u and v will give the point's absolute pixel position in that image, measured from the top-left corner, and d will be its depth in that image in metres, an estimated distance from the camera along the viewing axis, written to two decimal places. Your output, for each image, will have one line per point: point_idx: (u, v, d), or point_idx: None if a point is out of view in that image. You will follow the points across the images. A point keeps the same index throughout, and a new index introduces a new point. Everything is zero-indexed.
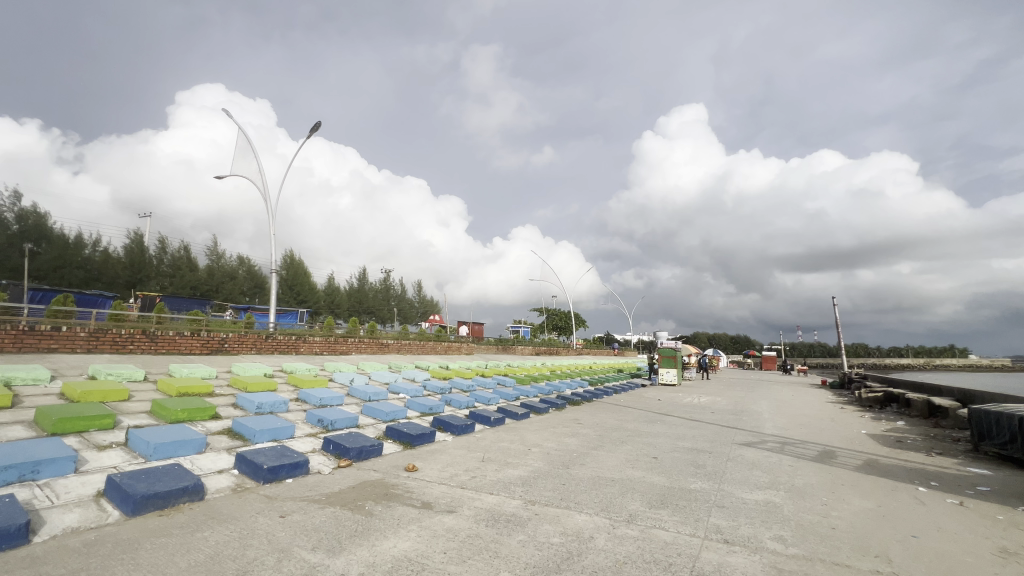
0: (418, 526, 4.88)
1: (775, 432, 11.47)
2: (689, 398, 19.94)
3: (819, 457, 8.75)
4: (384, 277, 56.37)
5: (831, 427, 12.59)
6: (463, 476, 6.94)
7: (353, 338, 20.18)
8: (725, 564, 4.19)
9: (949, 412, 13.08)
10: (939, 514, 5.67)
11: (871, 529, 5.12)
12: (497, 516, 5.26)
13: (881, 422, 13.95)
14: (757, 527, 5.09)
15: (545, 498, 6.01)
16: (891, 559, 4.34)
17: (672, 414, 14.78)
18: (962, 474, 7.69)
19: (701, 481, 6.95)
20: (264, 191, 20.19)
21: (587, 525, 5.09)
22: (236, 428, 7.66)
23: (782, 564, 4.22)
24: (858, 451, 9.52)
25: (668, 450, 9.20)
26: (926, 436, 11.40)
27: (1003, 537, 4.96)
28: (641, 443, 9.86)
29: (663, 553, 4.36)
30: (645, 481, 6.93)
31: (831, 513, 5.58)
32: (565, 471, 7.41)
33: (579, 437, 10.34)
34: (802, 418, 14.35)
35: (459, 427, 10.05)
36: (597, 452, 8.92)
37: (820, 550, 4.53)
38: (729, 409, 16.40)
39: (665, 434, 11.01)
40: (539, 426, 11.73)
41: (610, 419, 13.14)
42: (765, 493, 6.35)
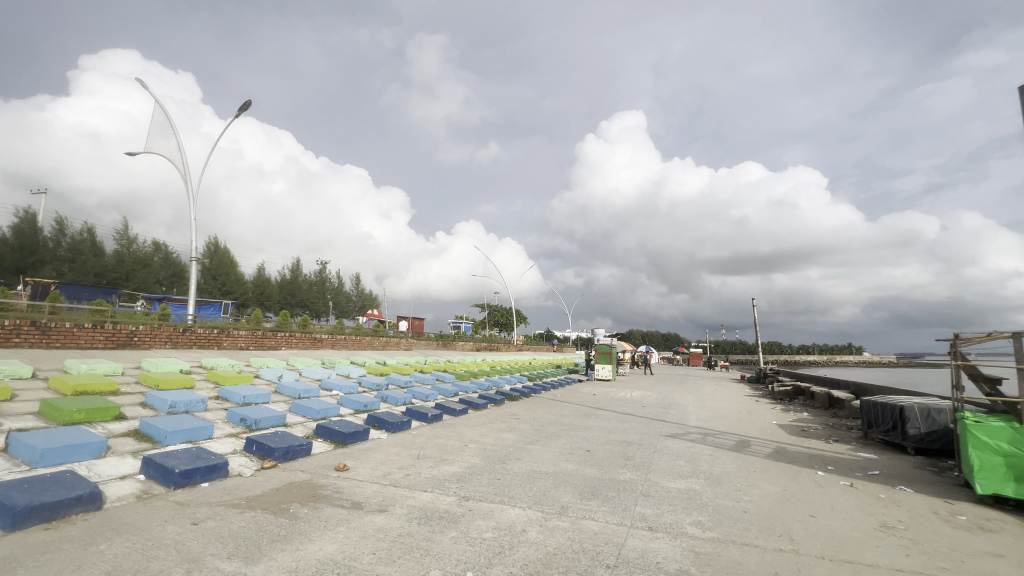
0: (347, 527, 4.70)
1: (698, 424, 12.22)
2: (622, 393, 20.78)
3: (736, 447, 9.43)
4: (320, 268, 53.73)
5: (747, 419, 13.63)
6: (396, 474, 6.78)
7: (283, 333, 19.11)
8: (648, 550, 4.40)
9: (845, 403, 14.61)
10: (833, 495, 6.32)
11: (777, 510, 5.61)
12: (431, 514, 5.19)
13: (790, 414, 15.30)
14: (679, 514, 5.40)
15: (479, 493, 6.01)
16: (792, 537, 4.78)
17: (606, 408, 15.33)
18: (853, 458, 8.61)
19: (630, 472, 7.26)
20: (184, 171, 18.60)
21: (520, 519, 5.15)
22: (144, 429, 6.99)
23: (699, 547, 4.51)
24: (768, 440, 10.37)
25: (600, 443, 9.52)
26: (826, 426, 12.64)
27: (884, 513, 5.62)
28: (576, 437, 10.12)
29: (591, 543, 4.52)
30: (577, 473, 7.15)
31: (744, 498, 6.06)
32: (500, 466, 7.46)
33: (516, 432, 10.44)
34: (722, 411, 15.43)
35: (395, 424, 9.81)
36: (533, 447, 9.05)
37: (732, 532, 4.90)
38: (658, 403, 17.28)
39: (599, 428, 11.38)
40: (477, 421, 11.74)
41: (546, 414, 13.38)
42: (687, 482, 6.77)
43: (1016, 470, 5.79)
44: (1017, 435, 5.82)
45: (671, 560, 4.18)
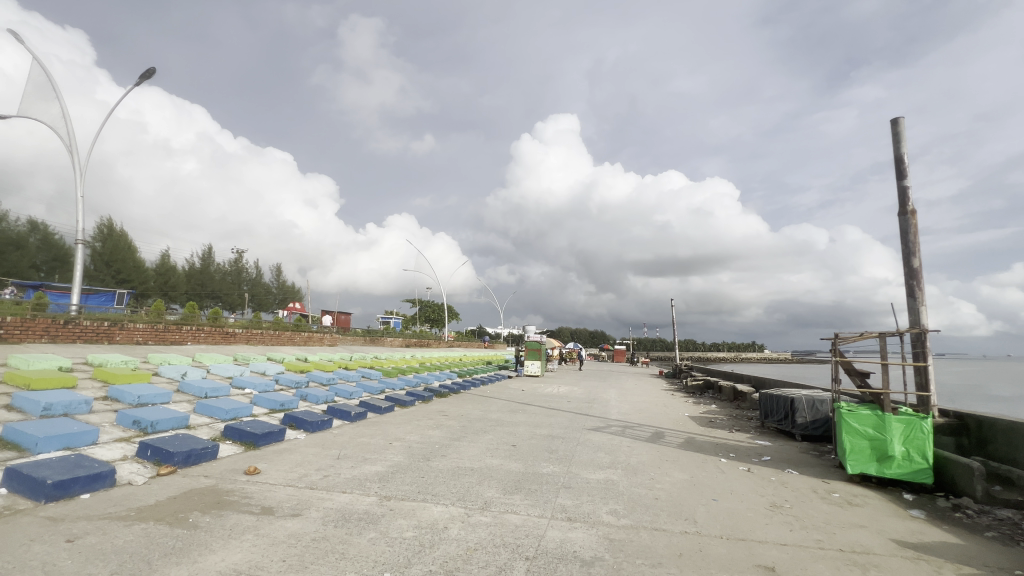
0: (255, 535, 4.40)
1: (618, 418, 12.84)
2: (550, 388, 21.32)
3: (651, 438, 10.02)
4: (235, 257, 49.64)
5: (663, 412, 14.57)
6: (313, 476, 6.45)
7: (189, 326, 17.49)
8: (567, 540, 4.55)
9: (747, 396, 16.07)
10: (733, 479, 6.94)
11: (685, 496, 6.04)
12: (348, 516, 5.00)
13: (701, 406, 16.54)
14: (596, 504, 5.65)
15: (400, 492, 5.88)
16: (696, 520, 5.18)
17: (533, 404, 15.64)
18: (750, 446, 9.49)
19: (552, 465, 7.48)
20: (69, 141, 16.40)
21: (441, 516, 5.11)
22: (9, 436, 6.06)
23: (613, 534, 4.74)
24: (681, 431, 11.13)
25: (526, 438, 9.69)
26: (730, 417, 13.79)
27: (773, 494, 6.25)
28: (503, 433, 10.22)
29: (513, 536, 4.59)
30: (502, 468, 7.24)
31: (656, 485, 6.46)
32: (425, 464, 7.35)
33: (443, 429, 10.34)
34: (641, 405, 16.35)
35: (314, 423, 9.32)
36: (459, 443, 9.01)
37: (644, 518, 5.21)
38: (583, 397, 17.94)
39: (525, 423, 11.58)
40: (403, 419, 11.48)
41: (474, 410, 13.38)
42: (605, 472, 7.09)
43: (878, 452, 6.69)
44: (880, 422, 6.71)
45: (587, 548, 4.35)
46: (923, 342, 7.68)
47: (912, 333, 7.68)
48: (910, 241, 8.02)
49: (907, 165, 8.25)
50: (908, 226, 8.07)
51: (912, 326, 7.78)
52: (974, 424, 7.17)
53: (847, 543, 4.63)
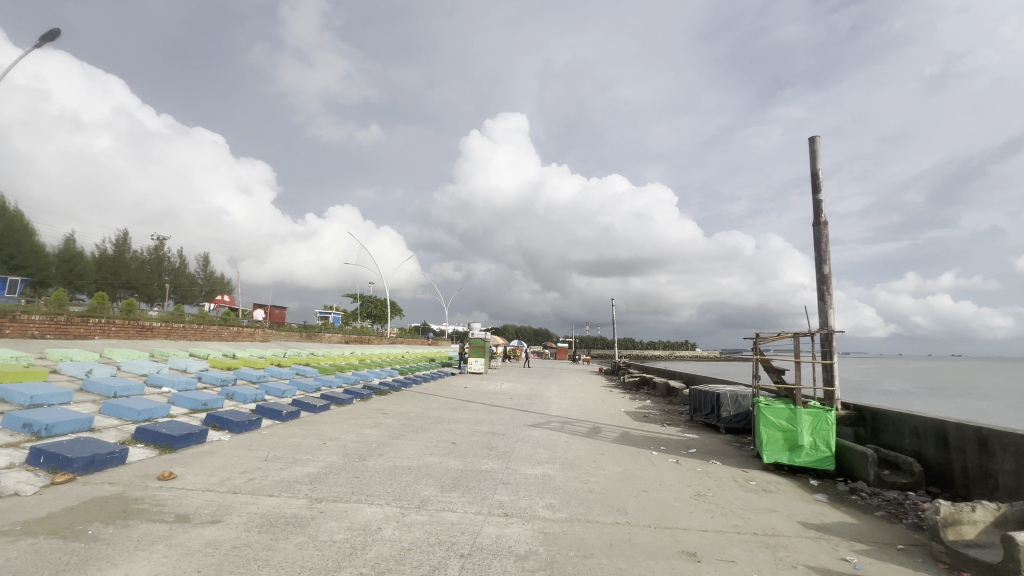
0: (166, 545, 4.07)
1: (558, 414, 13.13)
2: (492, 385, 21.39)
3: (588, 433, 10.31)
4: (155, 244, 45.60)
5: (601, 407, 15.07)
6: (237, 479, 6.05)
7: (97, 319, 15.87)
8: (502, 536, 4.58)
9: (678, 392, 16.96)
10: (663, 471, 7.30)
11: (618, 488, 6.26)
12: (275, 520, 4.75)
13: (636, 402, 17.24)
14: (533, 499, 5.73)
15: (332, 494, 5.65)
16: (627, 511, 5.40)
17: (475, 401, 15.63)
18: (680, 439, 10.02)
19: (492, 461, 7.51)
20: None
21: (375, 516, 4.97)
22: None
23: (548, 528, 4.83)
24: (616, 426, 11.55)
25: (466, 435, 9.65)
26: (663, 412, 14.50)
27: (698, 484, 6.64)
28: (443, 430, 10.14)
29: (449, 534, 4.56)
30: (441, 466, 7.17)
31: (591, 479, 6.66)
32: (360, 463, 7.12)
33: (381, 428, 10.08)
34: (581, 401, 16.80)
35: (240, 424, 8.74)
36: (397, 441, 8.82)
37: (578, 511, 5.36)
38: (524, 394, 18.17)
39: (466, 420, 11.55)
40: (339, 418, 11.05)
41: (415, 408, 13.13)
42: (543, 467, 7.22)
43: (790, 442, 7.29)
44: (792, 414, 7.31)
45: (522, 543, 4.41)
46: (831, 342, 8.44)
47: (822, 333, 8.43)
48: (822, 250, 8.79)
49: (822, 180, 9.03)
50: (821, 236, 8.84)
51: (821, 327, 8.55)
52: (869, 415, 7.99)
53: (760, 527, 5.01)
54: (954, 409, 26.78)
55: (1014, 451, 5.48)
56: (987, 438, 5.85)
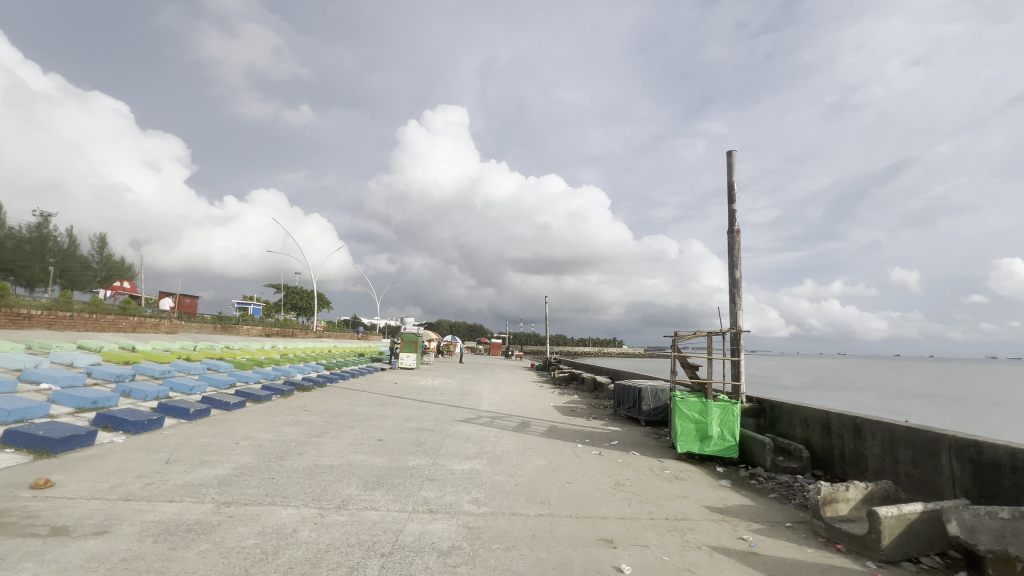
0: (38, 562, 3.59)
1: (489, 409, 13.21)
2: (424, 381, 21.06)
3: (517, 427, 10.48)
4: (40, 220, 40.03)
5: (531, 403, 15.34)
6: (131, 485, 5.46)
7: None
8: (426, 532, 4.53)
9: (604, 387, 17.68)
10: (586, 463, 7.58)
11: (543, 481, 6.41)
12: (175, 528, 4.36)
13: (565, 397, 17.74)
14: (459, 494, 5.72)
15: (243, 497, 5.28)
16: (551, 502, 5.55)
17: (404, 396, 15.29)
18: (603, 431, 10.48)
19: (419, 458, 7.40)
20: None
21: (290, 519, 4.71)
22: None
23: (472, 522, 4.84)
24: (545, 420, 11.83)
25: (394, 432, 9.43)
26: (589, 406, 15.05)
27: (618, 474, 6.97)
28: (369, 427, 9.82)
29: (370, 534, 4.42)
30: (364, 464, 6.94)
31: (517, 472, 6.77)
32: (277, 464, 6.72)
33: (301, 426, 9.57)
34: (512, 396, 17.00)
35: (138, 424, 7.89)
36: (319, 440, 8.42)
37: (503, 504, 5.43)
38: (456, 390, 18.09)
39: (394, 416, 11.27)
40: (255, 416, 10.34)
41: (340, 405, 12.62)
42: (470, 462, 7.23)
43: (701, 433, 7.87)
44: (704, 407, 7.89)
45: (445, 539, 4.39)
46: (739, 340, 9.21)
47: (731, 333, 9.18)
48: (734, 256, 9.55)
49: (737, 192, 9.80)
50: (734, 243, 9.60)
51: (731, 327, 9.30)
52: (768, 407, 8.82)
53: (672, 512, 5.37)
54: (838, 401, 30.02)
55: (881, 436, 6.28)
56: (861, 426, 6.65)
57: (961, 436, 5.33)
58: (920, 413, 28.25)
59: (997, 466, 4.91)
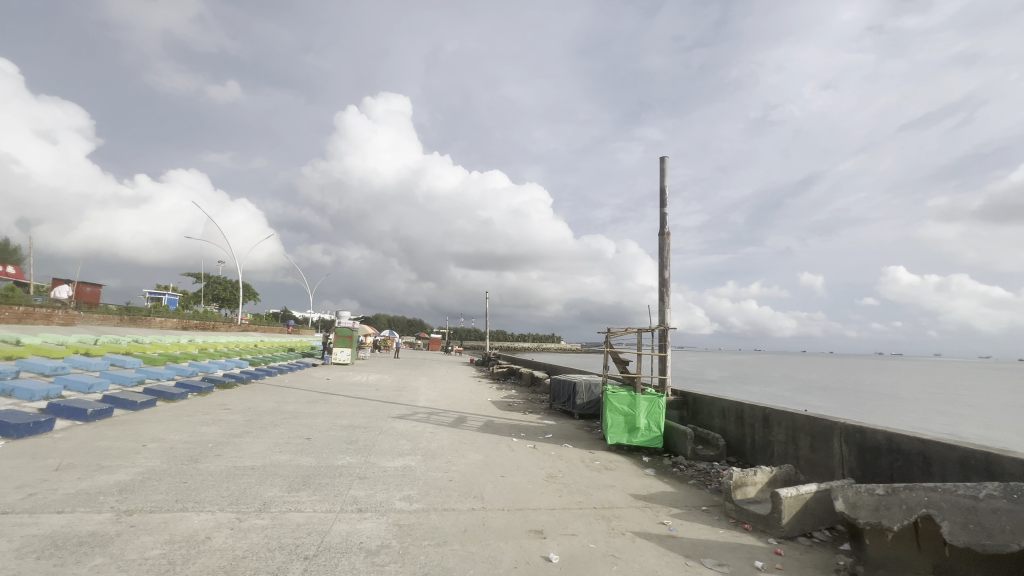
0: None
1: (425, 405, 13.04)
2: (358, 376, 20.38)
3: (453, 423, 10.43)
4: None
5: (468, 398, 15.35)
6: (10, 496, 4.82)
7: None
8: (354, 532, 4.40)
9: (541, 382, 18.04)
10: (520, 456, 7.70)
11: (477, 476, 6.43)
12: (64, 541, 3.91)
13: (503, 392, 17.90)
14: (390, 492, 5.61)
15: (149, 504, 4.84)
16: (484, 496, 5.58)
17: (336, 393, 14.73)
18: (539, 425, 10.70)
19: (349, 456, 7.16)
20: None
21: (203, 525, 4.38)
22: None
23: (403, 520, 4.77)
24: (482, 415, 11.85)
25: (324, 430, 9.05)
26: (526, 401, 15.29)
27: (551, 467, 7.14)
28: (297, 425, 9.35)
29: (292, 536, 4.23)
30: (290, 464, 6.61)
31: (452, 468, 6.75)
32: (190, 467, 6.22)
33: (220, 426, 8.92)
34: (449, 391, 16.89)
35: (23, 427, 6.98)
36: (240, 440, 7.90)
37: (435, 500, 5.38)
38: (392, 386, 17.67)
39: (324, 414, 10.82)
40: (166, 415, 9.50)
41: (265, 402, 11.91)
42: (404, 459, 7.11)
43: (629, 424, 8.24)
44: (633, 400, 8.28)
45: (374, 538, 4.29)
46: (666, 336, 9.74)
47: (659, 329, 9.68)
48: (664, 257, 10.07)
49: (668, 196, 10.34)
50: (664, 245, 10.12)
51: (659, 324, 9.81)
52: (690, 399, 9.42)
53: (599, 501, 5.59)
54: (750, 393, 32.70)
55: (785, 425, 6.92)
56: (769, 416, 7.28)
57: (850, 423, 5.98)
58: (820, 404, 31.12)
59: (878, 448, 5.57)
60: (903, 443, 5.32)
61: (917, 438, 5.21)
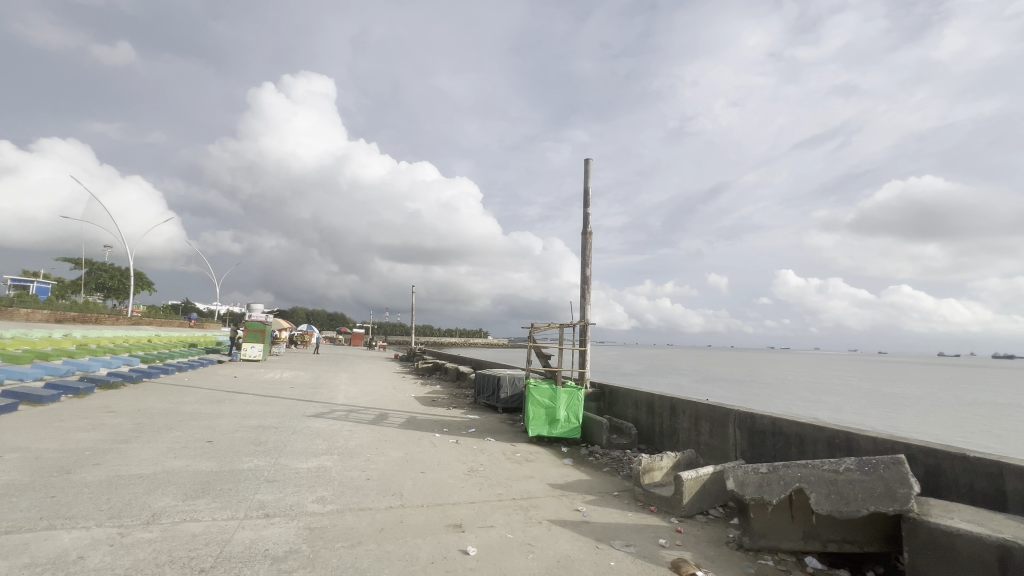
0: None
1: (345, 402, 12.50)
2: (270, 374, 19.04)
3: (374, 421, 10.09)
4: None
5: (391, 394, 14.95)
6: None
7: None
8: (259, 539, 4.12)
9: (467, 376, 18.03)
10: (442, 452, 7.64)
11: (396, 473, 6.31)
12: None
13: (427, 387, 17.65)
14: (302, 494, 5.32)
15: (4, 524, 4.18)
16: (403, 494, 5.48)
17: (245, 392, 13.66)
18: (462, 420, 10.68)
19: (256, 459, 6.68)
20: None
21: (75, 544, 3.87)
22: None
23: (314, 523, 4.54)
24: (404, 412, 11.61)
25: (228, 431, 8.37)
26: (450, 396, 15.21)
27: (473, 461, 7.17)
28: (197, 427, 8.57)
29: (187, 549, 3.87)
30: (186, 470, 6.04)
31: (370, 466, 6.55)
32: (61, 479, 5.46)
33: (102, 431, 7.91)
34: (371, 388, 16.35)
35: None
36: (126, 446, 7.07)
37: (351, 500, 5.20)
38: (308, 383, 16.76)
39: (230, 414, 9.99)
40: (33, 421, 8.24)
41: (158, 404, 10.76)
42: (318, 459, 6.78)
43: (550, 417, 8.50)
44: (553, 393, 8.55)
45: (281, 543, 4.05)
46: (586, 332, 10.16)
47: (580, 325, 10.07)
48: (586, 255, 10.48)
49: (591, 197, 10.77)
50: (586, 243, 10.53)
51: (580, 319, 10.20)
52: (607, 391, 9.91)
53: (518, 493, 5.72)
54: (662, 385, 35.07)
55: (689, 413, 7.51)
56: (676, 405, 7.86)
57: (742, 410, 6.64)
58: (721, 394, 34.12)
59: (764, 431, 6.24)
60: (784, 427, 6.00)
61: (794, 421, 5.91)
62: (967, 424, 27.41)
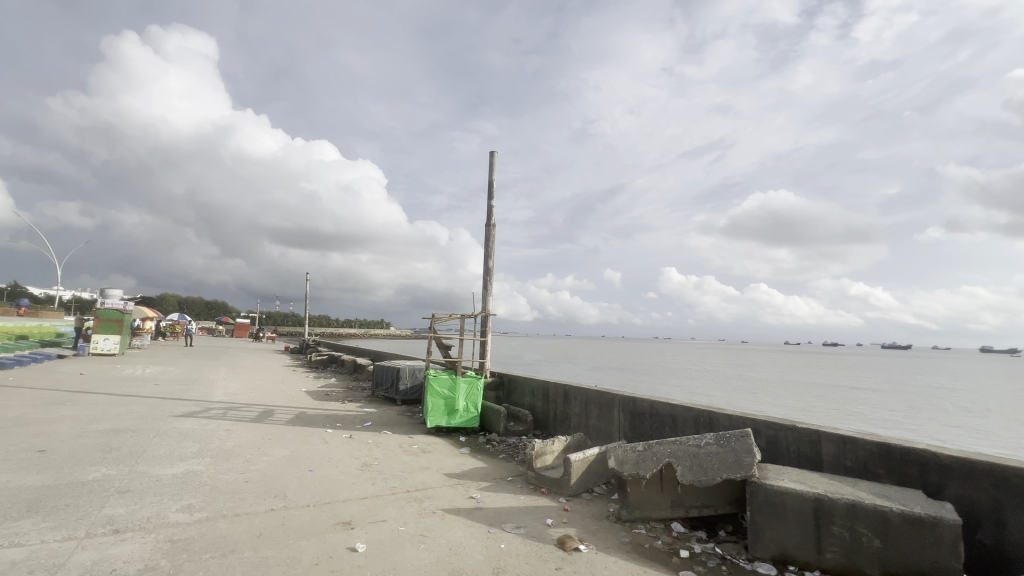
0: None
1: (222, 400, 11.30)
2: (128, 370, 16.54)
3: (256, 418, 9.26)
4: None
5: (279, 389, 13.83)
6: None
7: None
8: (104, 559, 3.59)
9: (364, 369, 17.32)
10: (333, 448, 7.26)
11: (280, 473, 5.87)
12: None
13: (320, 381, 16.61)
14: (162, 504, 4.72)
15: None
16: (287, 494, 5.13)
17: (94, 391, 11.69)
18: (357, 414, 10.25)
19: (106, 468, 5.77)
20: None
21: None
22: None
23: (177, 535, 4.06)
24: (293, 407, 10.84)
25: (68, 438, 7.12)
26: (346, 389, 14.52)
27: (367, 455, 6.92)
28: (24, 435, 7.15)
29: None
30: (7, 487, 5.02)
31: (250, 468, 6.02)
32: None
33: None
34: (254, 383, 14.99)
35: None
36: None
37: (224, 506, 4.74)
38: (177, 379, 14.85)
39: (72, 418, 8.50)
40: None
41: None
42: (186, 464, 6.06)
43: (449, 407, 8.51)
44: (452, 384, 8.56)
45: (134, 561, 3.57)
46: (487, 322, 10.29)
47: (481, 315, 10.18)
48: (489, 246, 10.59)
49: (495, 189, 10.89)
50: (490, 235, 10.64)
51: (481, 310, 10.30)
52: (505, 381, 10.17)
53: (413, 484, 5.65)
54: (558, 373, 36.93)
55: (580, 399, 7.99)
56: (569, 392, 8.31)
57: (625, 395, 7.22)
58: (610, 380, 36.86)
59: (643, 413, 6.86)
60: (659, 409, 6.64)
61: (668, 404, 6.57)
62: (802, 400, 32.79)
